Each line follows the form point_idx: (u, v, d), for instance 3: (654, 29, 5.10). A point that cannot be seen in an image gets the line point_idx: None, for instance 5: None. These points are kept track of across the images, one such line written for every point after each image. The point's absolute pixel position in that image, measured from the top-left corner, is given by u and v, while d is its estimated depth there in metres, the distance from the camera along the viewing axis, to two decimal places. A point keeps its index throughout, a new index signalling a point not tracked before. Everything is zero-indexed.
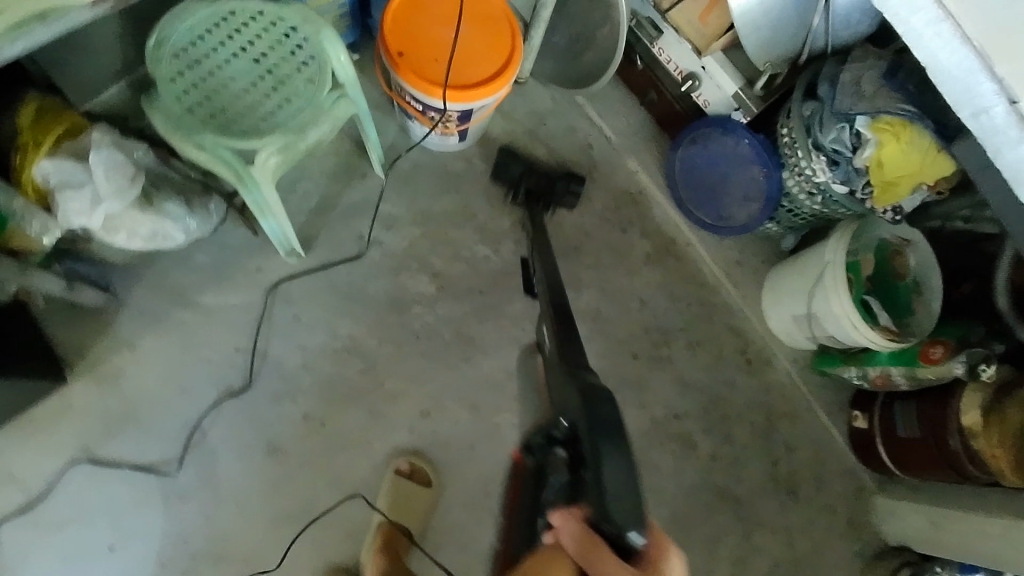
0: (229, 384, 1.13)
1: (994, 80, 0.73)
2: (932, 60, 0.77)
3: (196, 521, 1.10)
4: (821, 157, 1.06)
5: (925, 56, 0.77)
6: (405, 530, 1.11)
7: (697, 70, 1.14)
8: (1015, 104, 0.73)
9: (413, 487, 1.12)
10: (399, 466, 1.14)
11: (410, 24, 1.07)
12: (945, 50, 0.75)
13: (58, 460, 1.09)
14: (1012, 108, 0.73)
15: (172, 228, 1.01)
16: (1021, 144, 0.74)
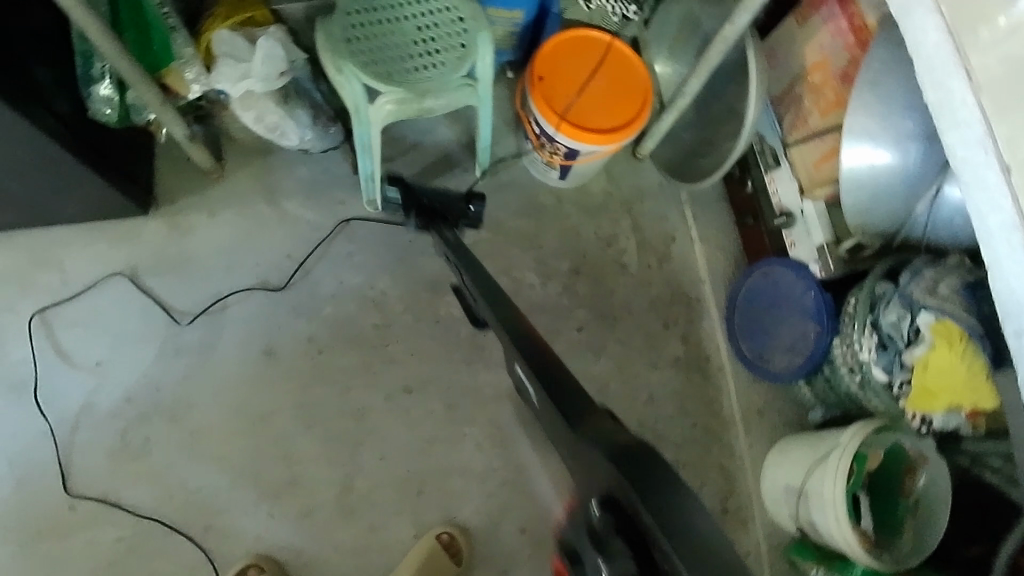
0: (266, 279, 1.24)
1: None
2: (996, 263, 0.77)
3: (175, 375, 1.18)
4: (873, 336, 1.05)
5: (990, 257, 0.77)
6: None
7: (795, 211, 1.18)
8: None
9: (445, 559, 1.12)
10: (440, 533, 1.15)
11: (562, 61, 1.18)
12: (1010, 260, 0.75)
13: (102, 274, 1.21)
14: None
15: (290, 129, 1.15)
16: None
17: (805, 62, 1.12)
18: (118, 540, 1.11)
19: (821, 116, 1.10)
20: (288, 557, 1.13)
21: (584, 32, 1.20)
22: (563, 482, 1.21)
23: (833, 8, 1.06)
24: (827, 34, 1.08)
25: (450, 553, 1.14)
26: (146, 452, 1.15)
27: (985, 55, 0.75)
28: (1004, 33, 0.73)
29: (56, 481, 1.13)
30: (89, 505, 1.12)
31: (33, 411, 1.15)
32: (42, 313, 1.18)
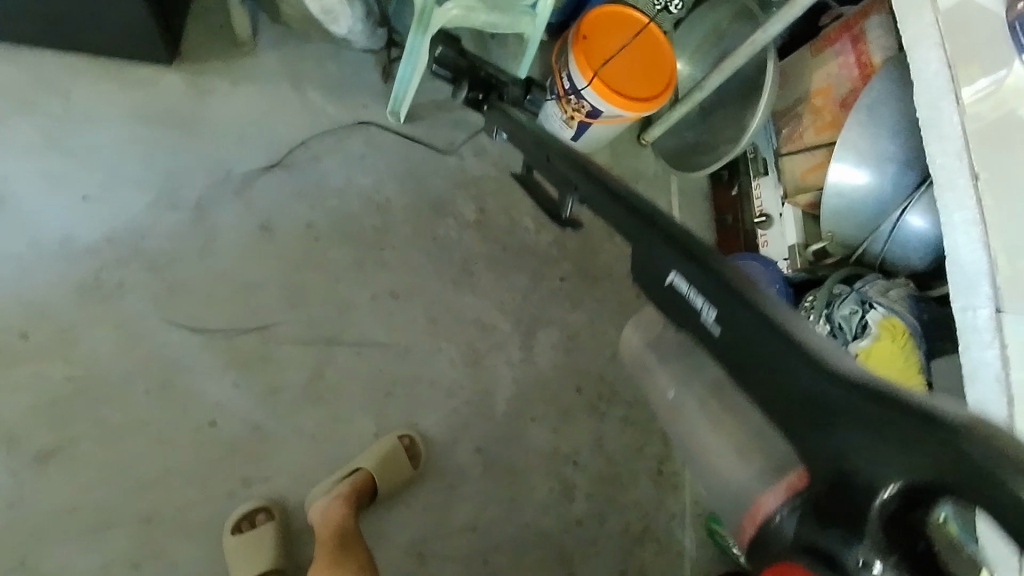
0: (276, 158, 1.23)
1: (991, 285, 0.90)
2: (954, 251, 0.95)
3: (164, 228, 1.14)
4: (825, 326, 1.18)
5: (950, 247, 0.96)
6: (369, 487, 1.10)
7: (774, 215, 1.34)
8: (997, 311, 0.88)
9: (402, 461, 1.14)
10: (400, 437, 1.17)
11: (603, 29, 1.29)
12: (966, 247, 0.93)
13: (108, 111, 1.15)
14: (994, 314, 0.89)
15: (342, 17, 1.16)
16: (987, 347, 0.89)
17: (811, 87, 1.27)
18: (68, 379, 1.05)
19: (816, 134, 1.24)
20: (245, 431, 1.10)
21: (625, 10, 1.30)
22: (522, 414, 1.27)
23: (846, 44, 1.21)
24: (836, 65, 1.22)
25: (409, 453, 1.16)
26: (118, 296, 1.09)
27: (973, 103, 0.93)
28: (984, 92, 0.91)
29: (10, 304, 1.05)
30: (43, 337, 1.05)
31: (1, 229, 1.06)
32: (33, 132, 1.11)
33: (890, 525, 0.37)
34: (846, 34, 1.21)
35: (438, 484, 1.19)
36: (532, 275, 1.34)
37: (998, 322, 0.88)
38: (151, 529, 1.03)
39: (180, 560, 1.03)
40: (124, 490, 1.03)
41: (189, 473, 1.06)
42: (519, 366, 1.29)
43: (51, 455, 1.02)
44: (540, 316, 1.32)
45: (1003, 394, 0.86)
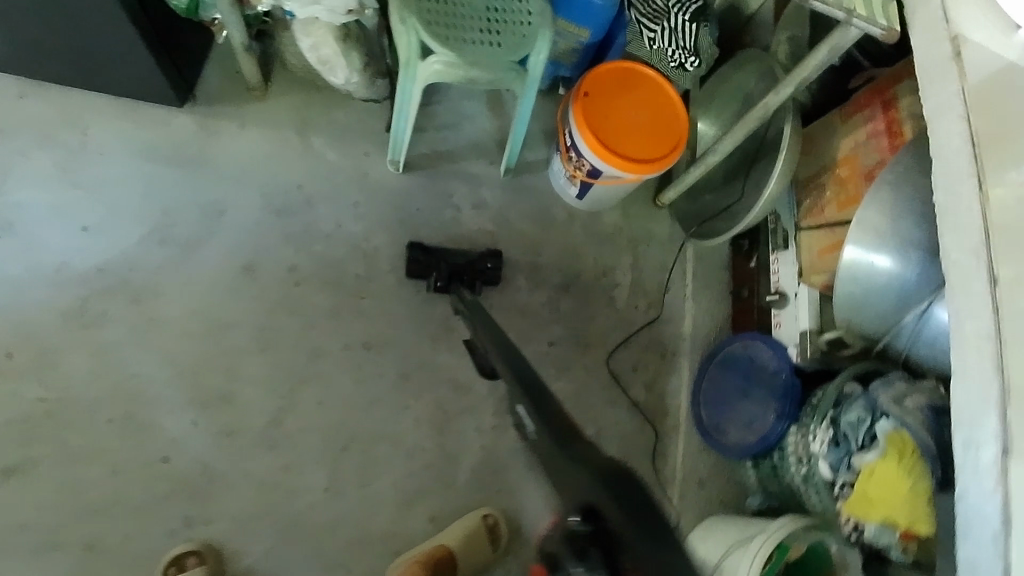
0: (269, 200, 1.24)
1: (1000, 421, 0.73)
2: (961, 370, 0.79)
3: (153, 262, 1.17)
4: (829, 431, 1.04)
5: (958, 364, 0.79)
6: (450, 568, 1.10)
7: (790, 294, 1.19)
8: (1005, 456, 0.72)
9: (481, 540, 1.13)
10: (485, 516, 1.16)
11: (610, 84, 1.22)
12: (977, 370, 0.77)
13: (120, 148, 1.21)
14: (1000, 459, 0.73)
15: (338, 68, 1.18)
16: (989, 499, 0.73)
17: (837, 154, 1.13)
18: (40, 400, 1.09)
19: (837, 210, 1.10)
20: (195, 470, 1.10)
21: (636, 65, 1.23)
22: (486, 486, 1.19)
23: (876, 110, 1.06)
24: (863, 133, 1.08)
25: (490, 535, 1.15)
26: (99, 325, 1.13)
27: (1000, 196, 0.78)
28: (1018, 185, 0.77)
29: (1, 326, 1.10)
30: (24, 359, 1.10)
31: (5, 253, 1.13)
32: (49, 164, 1.18)
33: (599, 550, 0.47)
34: (876, 99, 1.07)
35: (386, 549, 1.14)
36: (517, 337, 1.27)
37: (1004, 471, 0.72)
38: (90, 557, 1.05)
39: None
40: (72, 516, 1.05)
41: (135, 506, 1.07)
42: (490, 433, 1.22)
43: (11, 474, 1.05)
44: None
45: (1006, 563, 0.70)
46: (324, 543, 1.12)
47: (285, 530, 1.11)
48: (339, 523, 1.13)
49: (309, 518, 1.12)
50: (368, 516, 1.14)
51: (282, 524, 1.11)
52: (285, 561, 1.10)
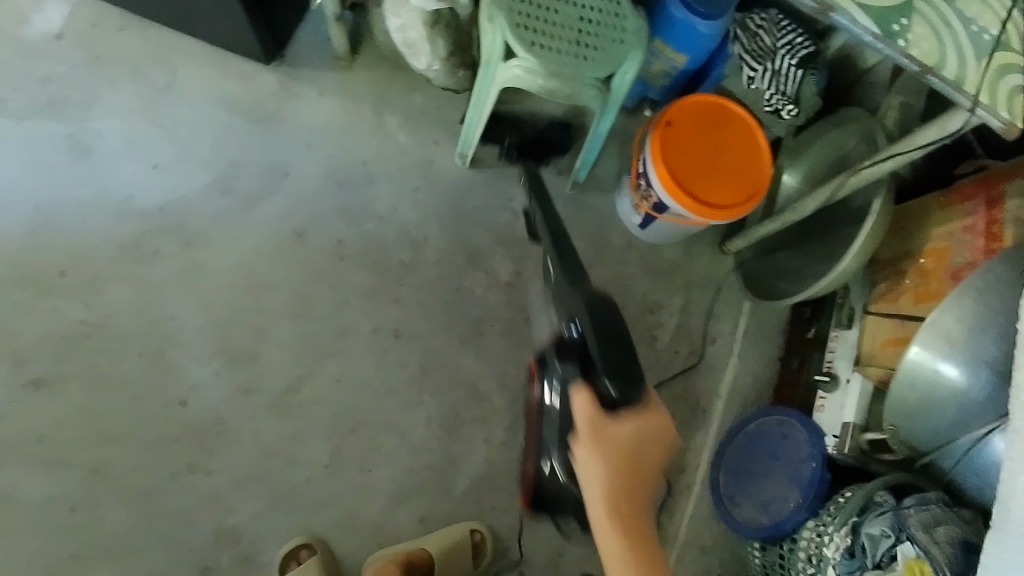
0: (332, 171, 1.25)
1: None
2: (1000, 526, 0.74)
3: (211, 210, 1.20)
4: (847, 539, 0.96)
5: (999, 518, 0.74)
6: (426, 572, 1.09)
7: (841, 379, 1.12)
8: None
9: (463, 553, 1.12)
10: (474, 530, 1.15)
11: (697, 118, 1.16)
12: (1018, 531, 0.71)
13: (204, 95, 1.24)
14: None
15: (423, 52, 1.17)
16: None
17: (925, 243, 1.03)
18: (81, 322, 1.13)
19: (914, 302, 1.01)
20: (208, 420, 1.14)
21: (729, 103, 1.16)
22: (481, 499, 1.18)
23: (979, 204, 0.96)
24: (959, 226, 0.98)
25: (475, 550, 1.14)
26: (149, 262, 1.17)
27: None
28: None
29: (59, 245, 1.15)
30: (75, 280, 1.14)
31: (79, 177, 1.18)
32: (134, 100, 1.22)
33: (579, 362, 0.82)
34: (982, 191, 0.97)
35: (372, 538, 1.14)
36: None
37: None
38: (95, 480, 1.09)
39: (109, 519, 1.08)
40: (87, 439, 1.10)
41: (146, 441, 1.11)
42: (497, 447, 1.20)
43: (42, 386, 1.10)
44: None
45: None
46: (314, 518, 1.13)
47: (280, 496, 1.13)
48: (332, 502, 1.14)
49: (303, 491, 1.14)
50: (360, 501, 1.15)
51: (278, 489, 1.13)
52: (273, 526, 1.12)
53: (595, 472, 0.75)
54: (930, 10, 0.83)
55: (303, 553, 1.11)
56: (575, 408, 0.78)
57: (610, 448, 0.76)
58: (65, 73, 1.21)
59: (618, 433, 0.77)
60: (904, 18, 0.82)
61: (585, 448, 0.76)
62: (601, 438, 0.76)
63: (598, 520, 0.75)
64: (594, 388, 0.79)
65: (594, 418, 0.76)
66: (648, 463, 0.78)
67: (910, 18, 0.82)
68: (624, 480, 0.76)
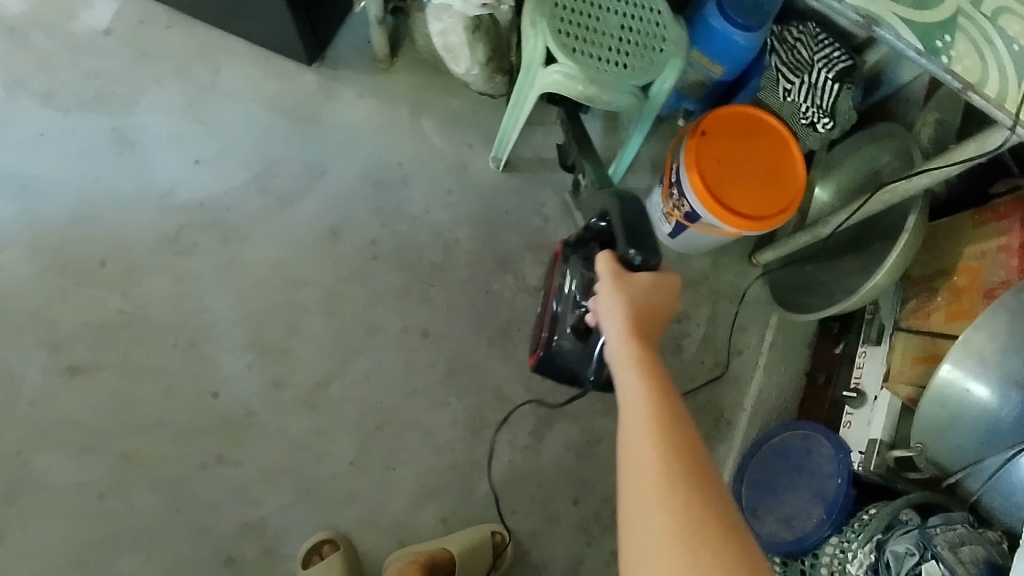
0: (368, 171, 1.27)
1: None
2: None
3: (248, 206, 1.23)
4: (870, 556, 0.94)
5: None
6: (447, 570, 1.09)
7: (869, 396, 1.12)
8: None
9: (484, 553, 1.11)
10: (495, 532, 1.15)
11: (732, 128, 1.16)
12: None
13: (245, 92, 1.26)
14: None
15: (462, 57, 1.19)
16: None
17: (959, 261, 1.03)
18: (119, 311, 1.16)
19: (944, 320, 1.01)
20: (238, 412, 1.15)
21: (764, 115, 1.17)
22: (503, 501, 1.18)
23: (1014, 223, 0.96)
24: (992, 245, 0.98)
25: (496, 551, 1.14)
26: (187, 255, 1.19)
27: None
28: None
29: (99, 234, 1.18)
30: (115, 270, 1.17)
31: (122, 169, 1.21)
32: (178, 96, 1.25)
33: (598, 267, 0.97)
34: (1017, 211, 0.96)
35: (393, 535, 1.14)
36: None
37: None
38: (126, 466, 1.10)
39: (137, 505, 1.09)
40: (120, 425, 1.11)
41: (176, 430, 1.13)
42: (521, 450, 1.20)
43: (78, 371, 1.13)
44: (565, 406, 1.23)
45: None
46: (337, 514, 1.14)
47: (304, 490, 1.14)
48: (355, 498, 1.15)
49: (328, 486, 1.14)
50: (383, 499, 1.15)
51: (303, 483, 1.14)
52: (297, 520, 1.12)
53: (616, 305, 0.76)
54: (975, 24, 0.83)
55: (326, 549, 1.10)
56: (601, 266, 0.83)
57: (631, 289, 0.79)
58: (111, 68, 1.24)
59: (639, 284, 0.80)
60: (948, 35, 0.84)
61: (609, 294, 0.79)
62: (625, 290, 0.79)
63: (622, 359, 0.69)
64: (618, 255, 0.85)
65: (616, 270, 0.82)
66: (665, 310, 0.80)
67: (955, 36, 0.83)
68: (636, 315, 0.75)
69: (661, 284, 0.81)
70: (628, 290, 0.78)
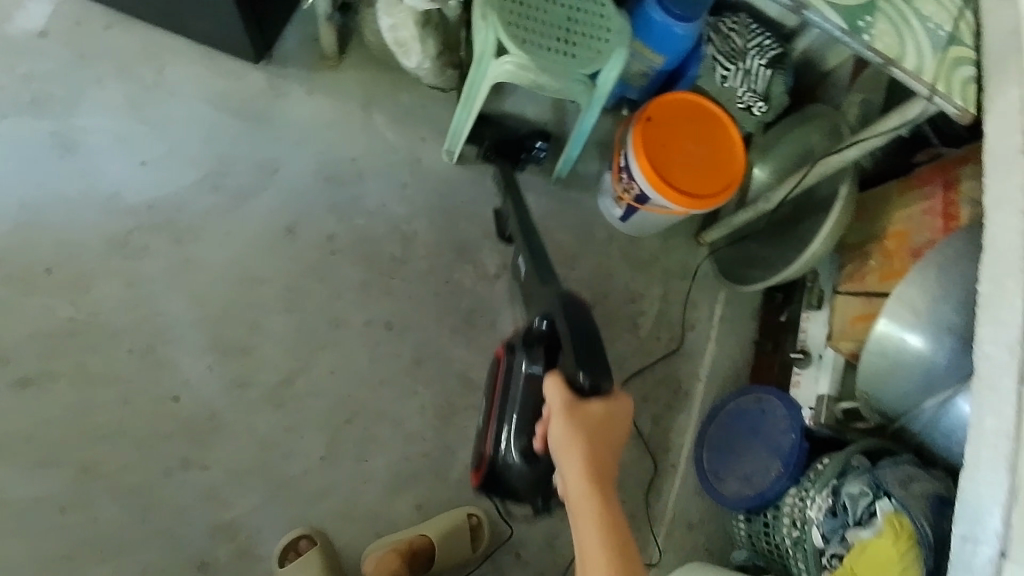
0: (322, 168, 1.27)
1: (1003, 520, 0.72)
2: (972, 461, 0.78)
3: (201, 206, 1.20)
4: (828, 499, 1.02)
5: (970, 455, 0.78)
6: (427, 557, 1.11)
7: (815, 355, 1.20)
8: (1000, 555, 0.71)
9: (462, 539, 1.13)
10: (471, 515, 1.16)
11: (673, 115, 1.23)
12: (988, 463, 0.76)
13: (192, 93, 1.24)
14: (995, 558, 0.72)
15: (413, 51, 1.21)
16: None
17: (888, 226, 1.12)
18: (69, 319, 1.10)
19: (879, 281, 1.09)
20: (202, 415, 1.11)
21: (703, 100, 1.24)
22: (478, 484, 1.20)
23: (936, 188, 1.06)
24: (919, 210, 1.07)
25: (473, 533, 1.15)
26: (138, 257, 1.15)
27: None
28: None
29: (44, 240, 1.13)
30: (62, 276, 1.12)
31: (66, 173, 1.16)
32: (120, 97, 1.22)
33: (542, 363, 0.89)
34: (939, 177, 1.06)
35: (371, 527, 1.14)
36: None
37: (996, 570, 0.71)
38: (85, 478, 1.04)
39: (100, 519, 1.03)
40: (76, 437, 1.06)
41: (137, 438, 1.07)
42: None
43: (29, 383, 1.06)
44: None
45: None
46: (313, 511, 1.12)
47: (276, 490, 1.11)
48: (330, 493, 1.13)
49: (301, 482, 1.12)
50: (358, 491, 1.14)
51: (274, 484, 1.11)
52: (270, 520, 1.09)
53: (572, 450, 0.75)
54: (893, 11, 0.92)
55: (303, 543, 1.07)
56: (548, 389, 0.80)
57: (585, 423, 0.77)
58: (48, 71, 1.20)
59: (595, 413, 0.78)
60: (869, 17, 0.91)
61: (559, 425, 0.77)
62: (580, 426, 0.77)
63: (584, 515, 0.73)
64: (566, 375, 0.80)
65: (566, 397, 0.78)
66: (619, 434, 0.80)
67: (875, 18, 0.91)
68: (592, 457, 0.76)
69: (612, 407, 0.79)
70: (583, 425, 0.77)
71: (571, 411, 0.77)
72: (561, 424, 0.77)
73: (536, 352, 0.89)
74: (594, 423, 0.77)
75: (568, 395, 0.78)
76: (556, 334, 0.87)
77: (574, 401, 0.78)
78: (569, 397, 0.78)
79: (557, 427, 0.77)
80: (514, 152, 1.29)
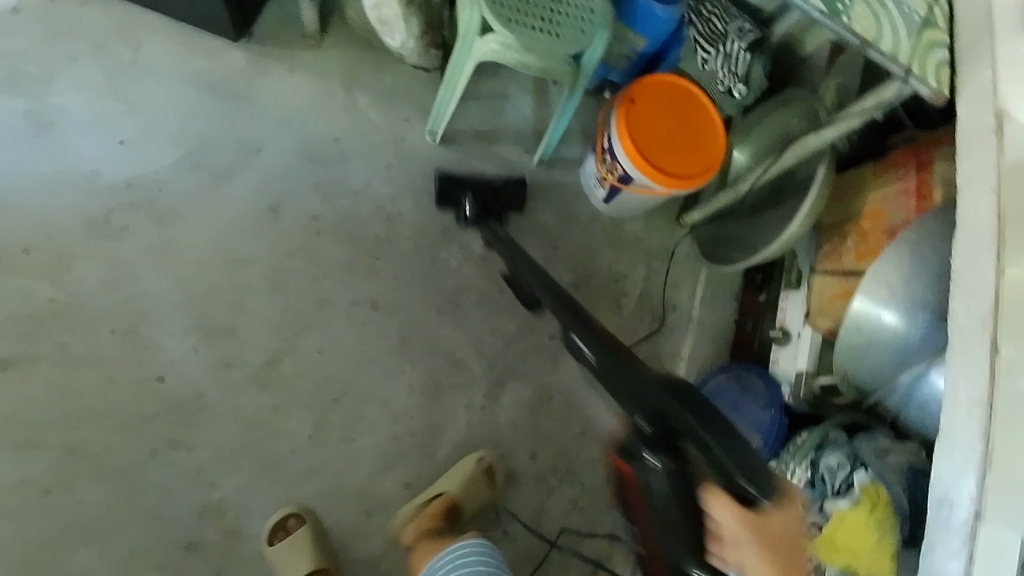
0: (306, 148, 1.26)
1: (977, 484, 0.77)
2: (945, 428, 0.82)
3: (183, 186, 1.19)
4: (807, 472, 1.05)
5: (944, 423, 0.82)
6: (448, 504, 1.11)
7: (793, 333, 1.23)
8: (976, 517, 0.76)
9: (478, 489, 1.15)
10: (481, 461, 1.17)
11: (655, 96, 1.25)
12: (961, 430, 0.80)
13: (171, 72, 1.22)
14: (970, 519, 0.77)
15: (396, 30, 1.22)
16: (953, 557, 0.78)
17: (863, 207, 1.15)
18: (50, 300, 1.08)
19: (855, 260, 1.12)
20: (187, 396, 1.10)
21: (684, 82, 1.26)
22: (465, 462, 1.21)
23: (910, 169, 1.09)
24: (892, 191, 1.10)
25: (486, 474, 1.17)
26: (120, 238, 1.14)
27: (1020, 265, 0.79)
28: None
29: (22, 221, 1.10)
30: (41, 257, 1.10)
31: (43, 152, 1.14)
32: (97, 74, 1.19)
33: (665, 466, 0.64)
34: (913, 159, 1.09)
35: (360, 506, 1.14)
36: (522, 325, 1.28)
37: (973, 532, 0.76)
38: (69, 460, 1.03)
39: (86, 501, 1.03)
40: (58, 419, 1.04)
41: (121, 419, 1.06)
42: (479, 412, 1.23)
43: (9, 364, 1.05)
44: (517, 367, 1.27)
45: None
46: (301, 491, 1.12)
47: (263, 471, 1.10)
48: (318, 473, 1.13)
49: (289, 462, 1.12)
50: (346, 471, 1.14)
51: (261, 464, 1.10)
52: (258, 500, 1.09)
53: (762, 562, 0.71)
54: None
55: (291, 522, 1.07)
56: (717, 513, 0.65)
57: (772, 536, 0.70)
58: (21, 48, 1.17)
59: (778, 523, 0.69)
60: (846, 1, 0.90)
61: (745, 550, 0.69)
62: (766, 537, 0.69)
63: None
64: (718, 489, 0.64)
65: (738, 517, 0.65)
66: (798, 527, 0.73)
67: (853, 3, 0.90)
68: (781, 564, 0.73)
69: (780, 480, 0.67)
70: (769, 538, 0.70)
71: (738, 519, 0.65)
72: (743, 552, 0.69)
73: (657, 451, 0.64)
74: (779, 529, 0.70)
75: (731, 516, 0.65)
76: (678, 424, 0.62)
77: (737, 518, 0.65)
78: (742, 515, 0.64)
79: (739, 554, 0.70)
80: (495, 213, 1.28)
